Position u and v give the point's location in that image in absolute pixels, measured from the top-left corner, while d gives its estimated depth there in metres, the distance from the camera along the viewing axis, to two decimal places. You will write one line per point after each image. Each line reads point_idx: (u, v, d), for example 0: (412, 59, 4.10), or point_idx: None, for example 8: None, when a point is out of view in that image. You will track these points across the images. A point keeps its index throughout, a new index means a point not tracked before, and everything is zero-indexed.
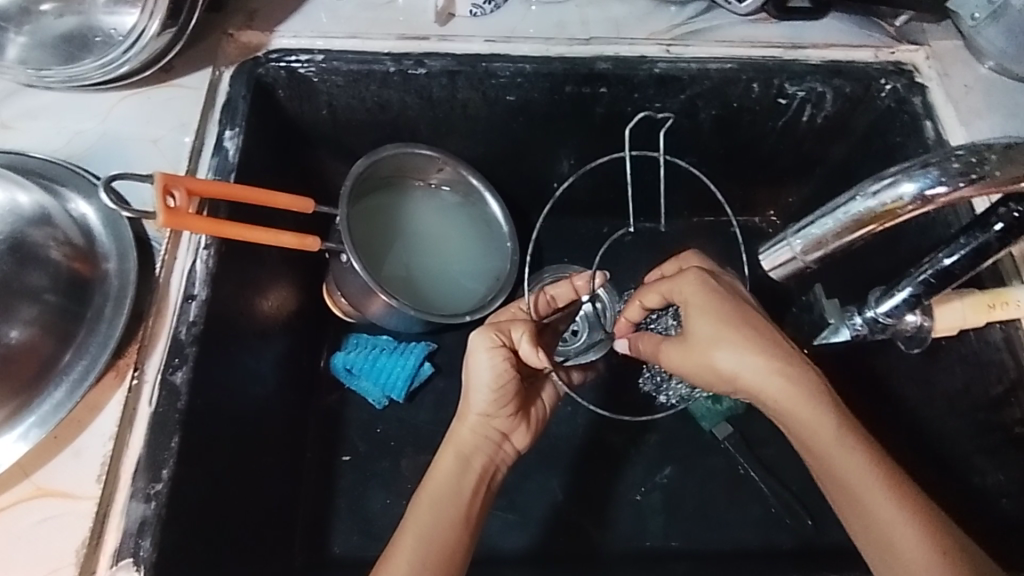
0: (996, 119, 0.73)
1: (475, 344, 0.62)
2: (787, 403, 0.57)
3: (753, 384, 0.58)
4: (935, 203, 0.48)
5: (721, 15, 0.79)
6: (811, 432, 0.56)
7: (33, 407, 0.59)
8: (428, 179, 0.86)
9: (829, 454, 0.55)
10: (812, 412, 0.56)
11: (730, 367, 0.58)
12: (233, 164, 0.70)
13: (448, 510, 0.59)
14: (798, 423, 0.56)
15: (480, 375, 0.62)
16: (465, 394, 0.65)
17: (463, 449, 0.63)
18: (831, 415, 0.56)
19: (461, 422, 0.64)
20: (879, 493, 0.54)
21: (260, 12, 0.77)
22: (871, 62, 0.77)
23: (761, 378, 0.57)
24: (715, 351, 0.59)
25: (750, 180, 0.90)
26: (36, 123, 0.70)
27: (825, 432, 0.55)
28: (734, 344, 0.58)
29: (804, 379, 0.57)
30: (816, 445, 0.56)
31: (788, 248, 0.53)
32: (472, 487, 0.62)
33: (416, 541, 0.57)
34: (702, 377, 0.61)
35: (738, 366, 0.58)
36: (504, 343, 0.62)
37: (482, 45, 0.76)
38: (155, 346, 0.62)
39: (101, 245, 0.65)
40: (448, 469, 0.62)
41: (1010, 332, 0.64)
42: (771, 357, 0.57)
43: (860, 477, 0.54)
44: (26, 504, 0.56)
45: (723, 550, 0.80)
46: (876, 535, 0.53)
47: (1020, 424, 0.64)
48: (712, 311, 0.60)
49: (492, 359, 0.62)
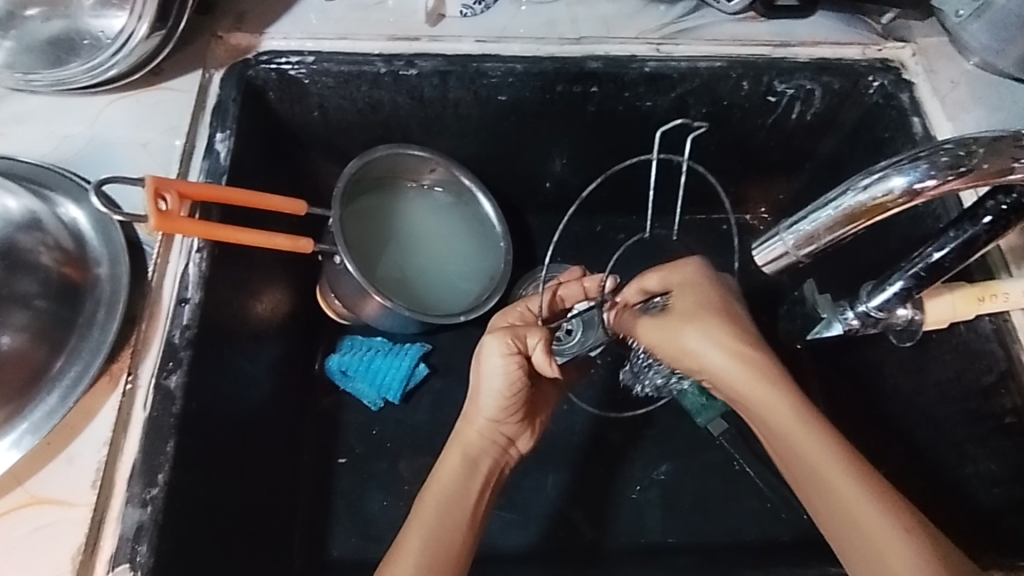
0: (982, 113, 0.74)
1: (488, 348, 0.62)
2: (750, 388, 0.62)
3: (723, 373, 0.64)
4: (924, 195, 0.49)
5: (709, 14, 0.79)
6: (773, 422, 0.61)
7: (26, 413, 0.58)
8: (420, 179, 0.86)
9: (791, 441, 0.60)
10: (773, 397, 0.61)
11: (695, 348, 0.65)
12: (225, 166, 0.69)
13: (455, 512, 0.59)
14: (761, 409, 0.62)
15: (491, 380, 0.62)
16: (472, 398, 0.65)
17: (470, 450, 0.63)
18: (789, 403, 0.61)
19: (468, 423, 0.65)
20: (838, 472, 0.57)
21: (249, 14, 0.76)
22: (858, 59, 0.77)
23: (727, 368, 0.63)
24: (682, 329, 0.65)
25: (740, 177, 0.90)
26: (24, 128, 0.70)
27: (798, 436, 0.59)
28: (701, 332, 0.64)
29: (775, 383, 0.62)
30: (777, 427, 0.61)
31: (781, 242, 0.52)
32: (478, 490, 0.62)
33: (422, 542, 0.57)
34: (677, 356, 0.67)
35: (697, 342, 0.64)
36: (519, 349, 0.62)
37: (473, 45, 0.76)
38: (148, 350, 0.62)
39: (92, 250, 0.65)
40: (454, 471, 0.62)
41: (999, 323, 0.65)
42: (739, 356, 0.63)
43: (827, 473, 0.58)
44: (20, 512, 0.55)
45: (721, 544, 0.80)
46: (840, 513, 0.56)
47: (1010, 413, 0.65)
48: (689, 298, 0.67)
49: (505, 365, 0.61)
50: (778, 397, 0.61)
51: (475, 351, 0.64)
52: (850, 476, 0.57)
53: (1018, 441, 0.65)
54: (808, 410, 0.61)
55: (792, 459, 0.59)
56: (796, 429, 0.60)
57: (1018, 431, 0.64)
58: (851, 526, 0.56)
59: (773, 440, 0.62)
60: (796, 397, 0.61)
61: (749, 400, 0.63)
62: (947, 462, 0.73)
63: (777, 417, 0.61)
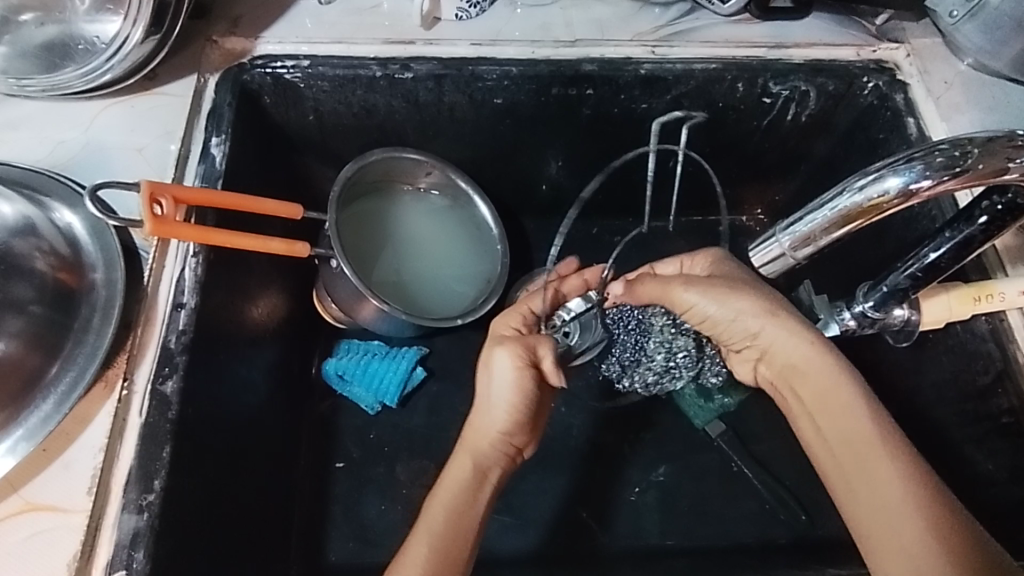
0: (976, 114, 0.74)
1: (500, 358, 0.64)
2: (804, 361, 0.62)
3: (778, 346, 0.63)
4: (919, 195, 0.49)
5: (704, 16, 0.79)
6: (828, 398, 0.60)
7: (21, 420, 0.58)
8: (416, 183, 0.86)
9: (839, 418, 0.59)
10: (830, 372, 0.60)
11: (761, 315, 0.64)
12: (221, 171, 0.69)
13: (464, 522, 0.59)
14: (814, 382, 0.61)
15: (502, 390, 0.63)
16: (484, 405, 0.64)
17: (480, 460, 0.63)
18: (848, 382, 0.60)
19: (478, 432, 0.64)
20: (878, 456, 0.56)
21: (244, 18, 0.76)
22: (852, 61, 0.77)
23: (786, 337, 0.63)
24: (747, 294, 0.65)
25: (736, 179, 0.91)
26: (19, 133, 0.69)
27: (848, 422, 0.58)
28: (765, 301, 0.64)
29: (838, 368, 0.60)
30: (829, 402, 0.60)
31: (777, 244, 0.52)
32: (483, 494, 0.62)
33: (428, 546, 0.57)
34: (725, 322, 0.66)
35: (760, 316, 0.64)
36: (529, 361, 0.64)
37: (468, 48, 0.76)
38: (143, 356, 0.61)
39: (88, 255, 0.64)
40: (464, 478, 0.61)
41: (995, 324, 0.65)
42: (806, 333, 0.62)
43: (871, 464, 0.56)
44: (15, 520, 0.55)
45: (719, 545, 0.80)
46: (873, 497, 0.55)
47: (1007, 413, 0.65)
48: (736, 278, 0.67)
49: (512, 376, 0.63)
50: (837, 382, 0.60)
51: (484, 360, 0.65)
52: (894, 464, 0.55)
53: (1015, 441, 0.65)
54: (868, 401, 0.59)
55: (838, 438, 0.59)
56: (848, 415, 0.59)
57: (1015, 431, 0.64)
58: (879, 514, 0.54)
59: (822, 418, 0.60)
60: (855, 379, 0.60)
61: (805, 379, 0.62)
62: (946, 462, 0.73)
63: (829, 402, 0.60)
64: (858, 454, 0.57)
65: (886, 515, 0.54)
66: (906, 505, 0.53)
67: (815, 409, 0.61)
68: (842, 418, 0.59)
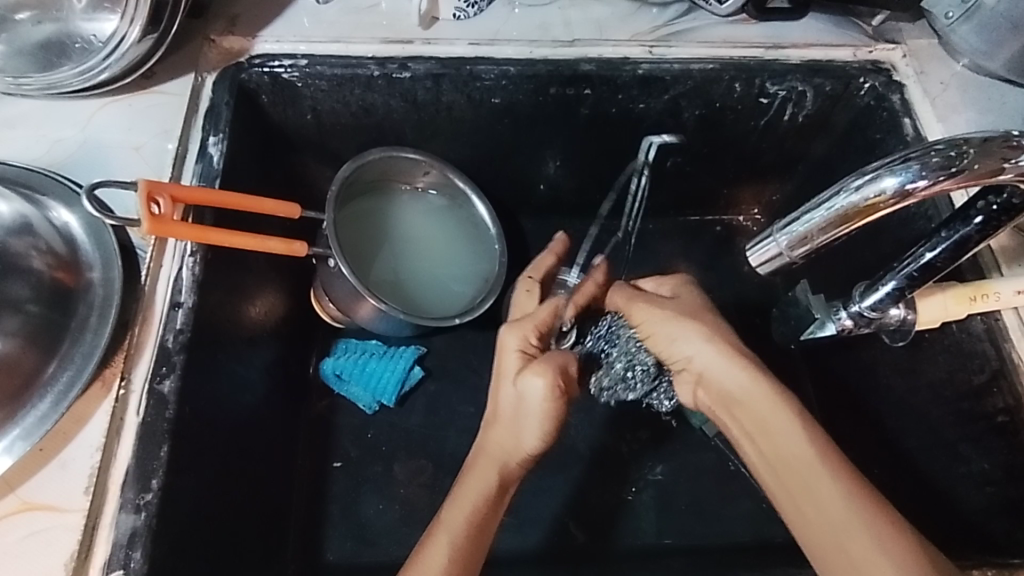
0: (972, 115, 0.74)
1: (543, 384, 0.63)
2: (738, 388, 0.64)
3: (712, 370, 0.66)
4: (916, 195, 0.49)
5: (701, 16, 0.80)
6: (768, 421, 0.62)
7: (17, 420, 0.58)
8: (414, 182, 0.86)
9: (779, 440, 0.61)
10: (768, 397, 0.63)
11: (698, 342, 0.67)
12: (218, 170, 0.69)
13: (484, 530, 0.59)
14: (750, 406, 0.63)
15: (535, 410, 0.63)
16: (518, 419, 0.64)
17: (505, 471, 0.63)
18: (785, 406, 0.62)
19: (506, 445, 0.64)
20: (824, 477, 0.58)
21: (242, 17, 0.76)
22: (850, 61, 0.78)
23: (717, 362, 0.65)
24: (691, 322, 0.68)
25: (732, 179, 0.91)
26: (15, 132, 0.69)
27: (788, 442, 0.60)
28: (704, 330, 0.67)
29: (774, 393, 0.62)
30: (768, 424, 0.62)
31: (774, 243, 0.52)
32: (502, 499, 0.62)
33: (447, 546, 0.57)
34: (665, 347, 0.69)
35: (695, 349, 0.67)
36: (561, 391, 0.63)
37: (466, 48, 0.76)
38: (141, 355, 0.61)
39: (84, 254, 0.64)
40: (488, 484, 0.61)
41: (990, 323, 0.66)
42: (740, 361, 0.65)
43: (814, 483, 0.58)
44: (12, 519, 0.55)
45: (716, 545, 0.80)
46: (821, 520, 0.57)
47: (1003, 412, 0.65)
48: (690, 304, 0.70)
49: (548, 405, 0.62)
50: (775, 405, 0.62)
51: (522, 379, 0.64)
52: (837, 484, 0.57)
53: (1012, 440, 0.65)
54: (804, 417, 0.61)
55: (782, 461, 0.60)
56: (788, 435, 0.60)
57: (1010, 431, 0.65)
58: (833, 535, 0.56)
59: (763, 441, 0.62)
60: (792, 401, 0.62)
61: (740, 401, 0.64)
62: (940, 462, 0.73)
63: (768, 422, 0.62)
64: (802, 474, 0.59)
65: (837, 534, 0.56)
66: (851, 521, 0.55)
67: (754, 432, 0.63)
68: (784, 439, 0.61)
